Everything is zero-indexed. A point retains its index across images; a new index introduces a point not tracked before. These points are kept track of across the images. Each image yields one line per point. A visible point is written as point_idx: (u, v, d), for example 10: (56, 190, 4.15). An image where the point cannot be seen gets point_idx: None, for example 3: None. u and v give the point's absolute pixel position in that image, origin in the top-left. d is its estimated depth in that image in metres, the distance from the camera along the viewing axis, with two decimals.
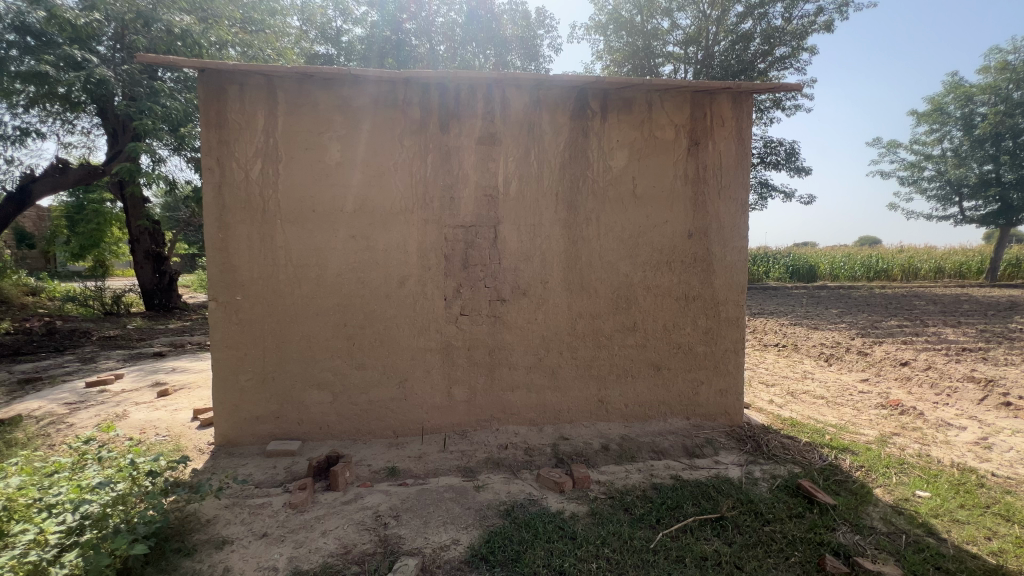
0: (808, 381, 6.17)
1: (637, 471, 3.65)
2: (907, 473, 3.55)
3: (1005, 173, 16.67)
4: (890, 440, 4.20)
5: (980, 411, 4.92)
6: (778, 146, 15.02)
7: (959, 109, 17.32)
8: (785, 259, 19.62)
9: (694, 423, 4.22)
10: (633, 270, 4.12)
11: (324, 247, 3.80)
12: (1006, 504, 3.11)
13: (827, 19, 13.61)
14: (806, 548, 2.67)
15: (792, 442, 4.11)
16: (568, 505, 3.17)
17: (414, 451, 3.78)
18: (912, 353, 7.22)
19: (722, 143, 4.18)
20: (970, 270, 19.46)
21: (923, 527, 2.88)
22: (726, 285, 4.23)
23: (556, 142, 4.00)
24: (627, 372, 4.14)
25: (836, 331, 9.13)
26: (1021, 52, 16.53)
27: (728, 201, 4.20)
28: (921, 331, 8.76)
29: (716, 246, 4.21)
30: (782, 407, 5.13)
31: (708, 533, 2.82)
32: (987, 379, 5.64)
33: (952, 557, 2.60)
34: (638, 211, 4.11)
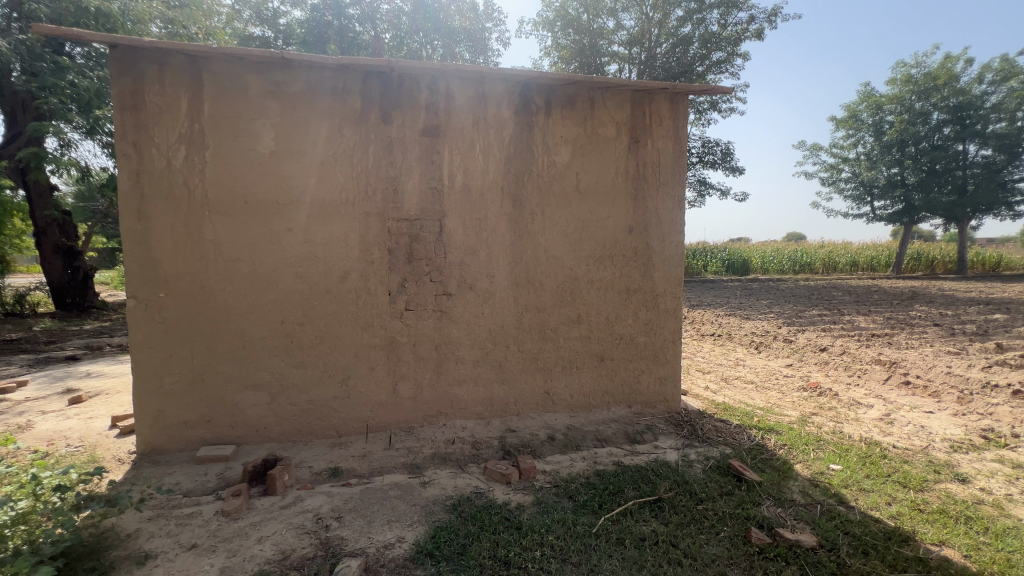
0: (739, 367, 6.61)
1: (581, 460, 3.76)
2: (823, 448, 3.90)
3: (909, 176, 18.41)
4: (809, 420, 4.58)
5: (885, 390, 5.47)
6: (715, 147, 15.86)
7: (871, 116, 19.04)
8: (722, 253, 20.78)
9: (635, 410, 4.39)
10: (577, 263, 4.21)
11: (258, 240, 3.60)
12: (904, 472, 3.48)
13: (758, 27, 14.46)
14: (733, 523, 2.85)
15: (724, 425, 4.38)
16: (514, 496, 3.22)
17: (358, 450, 3.70)
18: (830, 339, 7.88)
19: (660, 141, 4.34)
20: (879, 264, 21.47)
21: (835, 497, 3.17)
22: (664, 277, 4.42)
23: (501, 136, 4.00)
24: (572, 364, 4.24)
25: (766, 320, 9.81)
26: (922, 67, 18.44)
27: (665, 198, 4.38)
28: (838, 320, 9.57)
29: (655, 241, 4.38)
30: (716, 392, 5.46)
31: (646, 515, 2.95)
32: (891, 362, 6.28)
33: (859, 522, 2.87)
34: (581, 206, 4.20)
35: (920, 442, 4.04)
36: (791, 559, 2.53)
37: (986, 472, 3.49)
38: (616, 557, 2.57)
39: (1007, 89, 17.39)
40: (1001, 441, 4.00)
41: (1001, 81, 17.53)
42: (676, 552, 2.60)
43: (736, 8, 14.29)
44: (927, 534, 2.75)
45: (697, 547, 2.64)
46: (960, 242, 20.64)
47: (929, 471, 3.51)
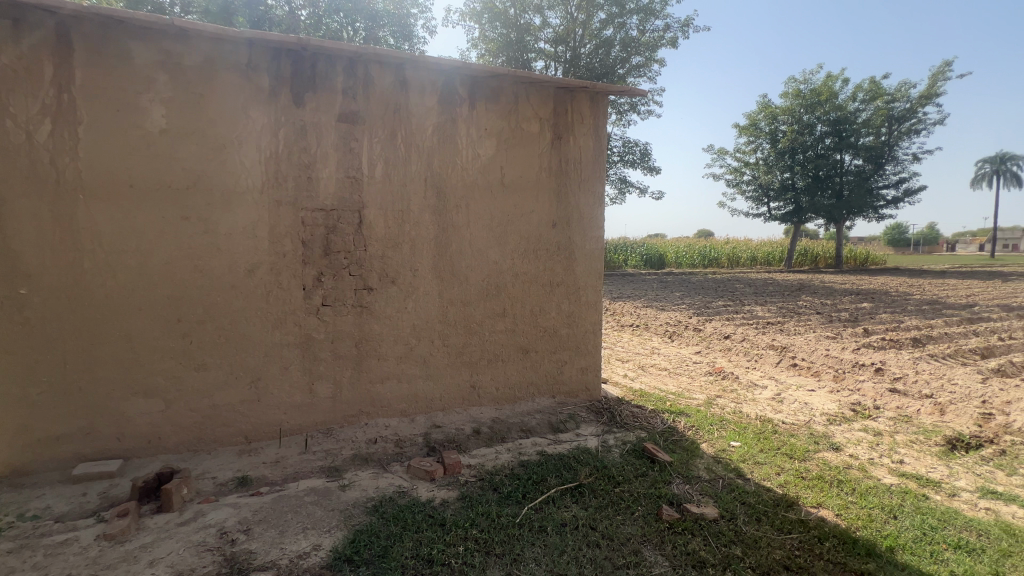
0: (655, 355, 7.06)
1: (506, 452, 3.81)
2: (725, 427, 4.27)
3: (798, 180, 20.61)
4: (714, 402, 5.00)
5: (777, 372, 6.11)
6: (634, 146, 16.70)
7: (768, 125, 21.07)
8: (640, 248, 22.00)
9: (559, 400, 4.53)
10: (501, 257, 4.22)
11: (147, 230, 3.21)
12: (790, 444, 3.91)
13: (672, 36, 15.37)
14: (647, 503, 3.03)
15: (640, 411, 4.64)
16: (439, 492, 3.18)
17: (270, 457, 3.46)
18: (732, 327, 8.65)
19: (582, 138, 4.47)
20: (774, 259, 23.98)
21: (735, 471, 3.49)
22: (586, 271, 4.57)
23: (423, 126, 3.89)
24: (497, 357, 4.26)
25: (678, 311, 10.55)
26: (809, 83, 20.69)
27: (587, 194, 4.53)
28: (740, 309, 10.51)
29: (577, 235, 4.51)
30: (633, 379, 5.79)
31: (567, 501, 3.05)
32: (782, 346, 7.02)
33: (754, 492, 3.18)
34: (506, 200, 4.21)
35: (803, 417, 4.55)
36: (697, 531, 2.74)
37: (854, 441, 4.02)
38: (538, 544, 2.62)
39: (875, 108, 20.02)
40: (866, 413, 4.62)
41: (870, 100, 20.15)
42: (594, 534, 2.71)
43: (653, 15, 15.06)
44: (808, 498, 3.10)
45: (614, 527, 2.78)
46: (838, 240, 23.54)
47: (810, 442, 3.97)
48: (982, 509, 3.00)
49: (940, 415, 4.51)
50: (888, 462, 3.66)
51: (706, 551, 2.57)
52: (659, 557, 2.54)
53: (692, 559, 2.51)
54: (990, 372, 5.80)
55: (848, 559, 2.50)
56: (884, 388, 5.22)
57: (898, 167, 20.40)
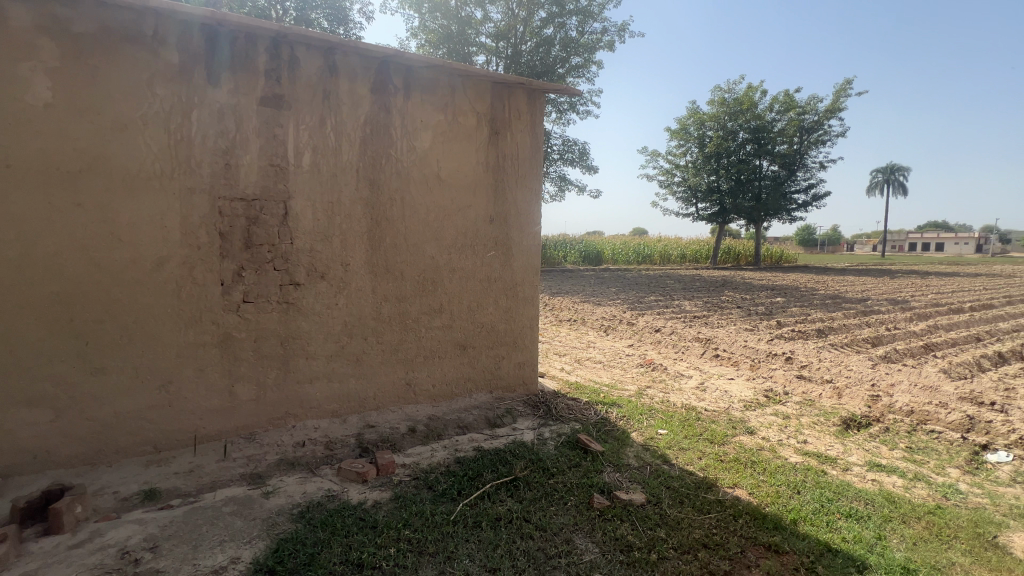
0: (591, 349, 7.28)
1: (441, 449, 3.78)
2: (654, 416, 4.49)
3: (723, 183, 22.06)
4: (644, 392, 5.24)
5: (702, 362, 6.52)
6: (573, 146, 17.08)
7: (696, 130, 22.41)
8: (579, 244, 22.56)
9: (496, 395, 4.55)
10: (438, 252, 4.16)
11: (29, 217, 2.83)
12: (711, 430, 4.18)
13: (610, 39, 15.85)
14: (579, 492, 3.12)
15: (575, 403, 4.77)
16: (371, 494, 3.09)
17: (183, 466, 3.19)
18: (662, 321, 9.11)
19: (519, 135, 4.49)
20: (701, 257, 25.81)
21: (661, 457, 3.68)
22: (523, 267, 4.61)
23: (355, 115, 3.73)
24: (434, 353, 4.20)
25: (613, 305, 10.96)
26: (733, 92, 22.22)
27: (524, 190, 4.56)
28: (670, 304, 11.09)
29: (514, 231, 4.54)
30: (570, 373, 5.94)
31: (502, 495, 3.08)
32: (706, 338, 7.49)
33: (677, 476, 3.37)
34: (442, 194, 4.14)
35: (723, 404, 4.88)
36: (625, 517, 2.86)
37: (766, 424, 4.37)
38: (473, 540, 2.62)
39: (788, 118, 21.84)
40: (776, 398, 5.05)
41: (784, 111, 21.95)
42: (528, 526, 2.75)
43: (592, 18, 15.42)
44: (725, 479, 3.33)
45: (547, 518, 2.83)
46: (756, 240, 25.48)
47: (728, 427, 4.26)
48: (870, 480, 3.37)
49: (838, 398, 5.01)
50: (794, 442, 4.01)
51: (633, 535, 2.68)
52: (590, 544, 2.63)
53: (621, 544, 2.61)
54: (879, 358, 6.53)
55: (758, 533, 2.71)
56: (792, 375, 5.72)
57: (807, 174, 22.39)
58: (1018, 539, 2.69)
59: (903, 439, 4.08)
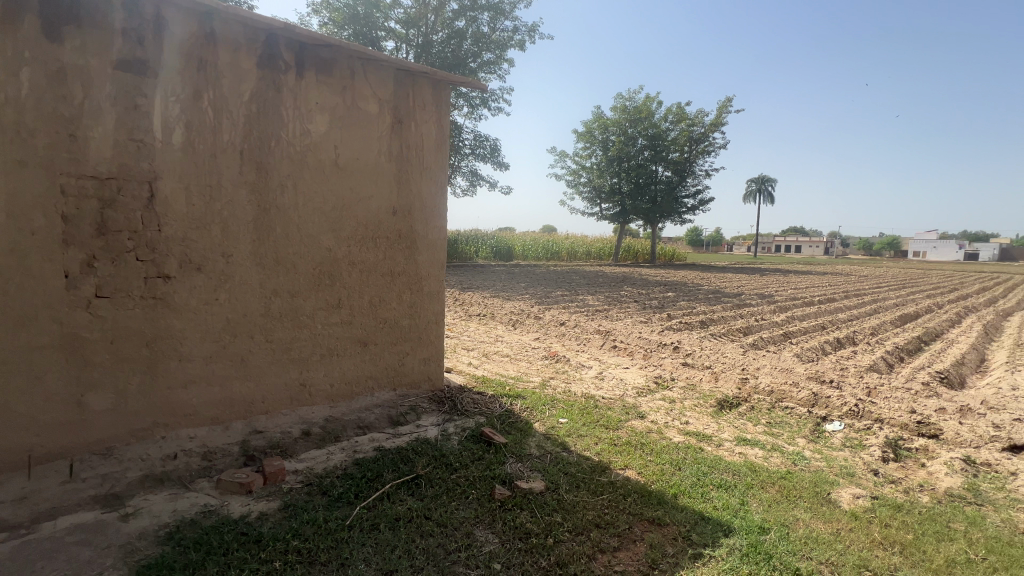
0: (498, 342, 7.38)
1: (339, 452, 3.59)
2: (556, 406, 4.67)
3: (624, 185, 23.57)
4: (548, 383, 5.44)
5: (601, 353, 6.92)
6: (484, 141, 17.10)
7: (601, 134, 23.72)
8: (490, 239, 22.64)
9: (400, 392, 4.43)
10: (336, 244, 3.92)
11: None
12: (607, 416, 4.45)
13: (520, 39, 16.09)
14: (481, 485, 3.14)
15: (480, 397, 4.80)
16: (256, 505, 2.84)
17: (12, 494, 2.66)
18: (567, 315, 9.51)
19: (424, 126, 4.39)
20: (604, 254, 27.38)
21: (561, 445, 3.84)
22: (428, 261, 4.52)
23: (238, 91, 3.38)
24: (332, 351, 3.97)
25: (522, 300, 11.22)
26: (633, 101, 23.89)
27: (429, 183, 4.47)
28: (574, 298, 11.61)
29: (419, 224, 4.43)
30: (477, 366, 5.98)
31: (402, 494, 3.00)
32: (606, 331, 7.96)
33: (575, 462, 3.54)
34: (341, 183, 3.91)
35: (619, 391, 5.23)
36: (524, 505, 2.93)
37: (655, 408, 4.76)
38: (369, 543, 2.52)
39: (680, 129, 23.92)
40: (664, 384, 5.52)
41: (677, 122, 23.99)
42: (428, 523, 2.71)
43: (503, 15, 15.52)
44: (618, 462, 3.56)
45: (449, 513, 2.82)
46: (652, 240, 27.60)
47: (623, 413, 4.57)
48: (737, 453, 3.82)
49: (715, 382, 5.61)
50: (677, 424, 4.41)
51: (532, 522, 2.76)
52: (489, 536, 2.66)
53: (520, 532, 2.68)
54: (748, 346, 7.43)
55: (644, 508, 2.94)
56: (678, 363, 6.28)
57: (695, 180, 24.71)
58: (845, 494, 3.21)
59: (764, 415, 4.68)
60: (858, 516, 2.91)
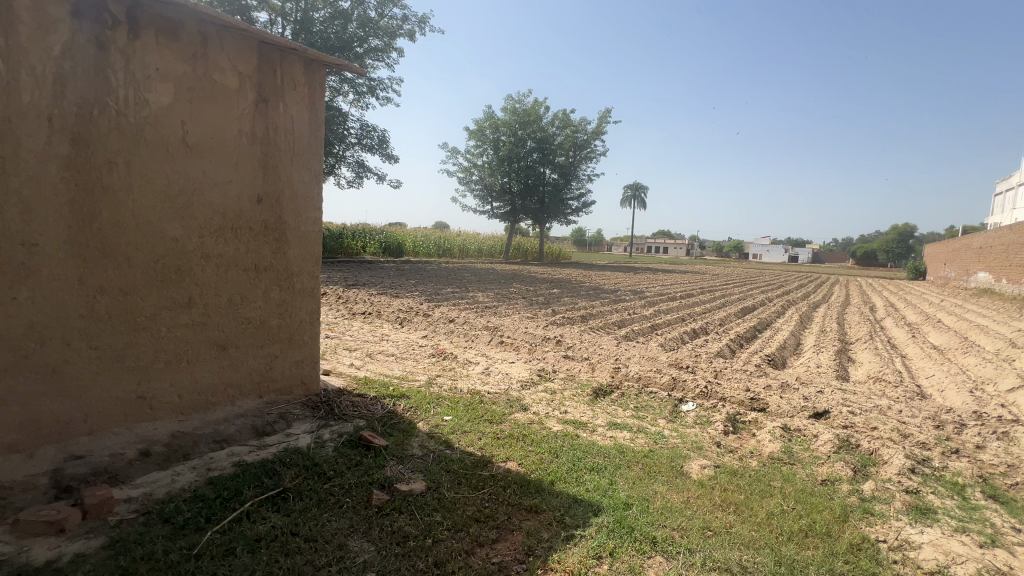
0: (384, 341, 7.09)
1: (188, 471, 3.14)
2: (440, 404, 4.62)
3: (514, 185, 24.22)
4: (434, 381, 5.36)
5: (489, 349, 7.03)
6: (372, 131, 16.31)
7: (492, 133, 24.09)
8: (378, 234, 21.40)
9: (267, 399, 4.02)
10: (184, 235, 3.41)
11: None
12: (492, 411, 4.52)
13: (411, 29, 15.64)
14: (357, 492, 2.98)
15: (360, 399, 4.55)
16: (71, 545, 2.36)
17: None
18: (456, 312, 9.49)
19: (293, 108, 4.02)
20: (495, 252, 27.87)
21: (444, 442, 3.80)
22: (301, 255, 4.16)
23: (44, 43, 2.76)
24: (180, 358, 3.45)
25: (411, 298, 10.92)
26: (523, 104, 24.69)
27: (300, 170, 4.11)
28: (465, 296, 11.63)
29: (289, 215, 4.05)
30: (359, 367, 5.67)
31: (265, 511, 2.72)
32: (495, 327, 8.08)
33: (457, 459, 3.53)
34: (190, 164, 3.41)
35: (504, 386, 5.35)
36: (404, 508, 2.84)
37: (538, 400, 4.95)
38: (222, 572, 2.24)
39: (566, 134, 25.30)
40: (547, 377, 5.78)
41: (563, 127, 25.32)
42: (295, 540, 2.49)
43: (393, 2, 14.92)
44: (500, 455, 3.63)
45: (319, 526, 2.62)
46: (540, 240, 28.80)
47: (507, 406, 4.68)
48: (608, 437, 4.13)
49: (592, 372, 6.01)
50: (557, 414, 4.64)
51: (410, 525, 2.69)
52: (364, 544, 2.53)
53: (397, 536, 2.59)
54: (622, 338, 8.10)
55: (522, 498, 3.03)
56: (560, 356, 6.62)
57: (579, 184, 26.33)
58: (695, 465, 3.66)
59: (633, 401, 5.14)
60: (704, 484, 3.33)
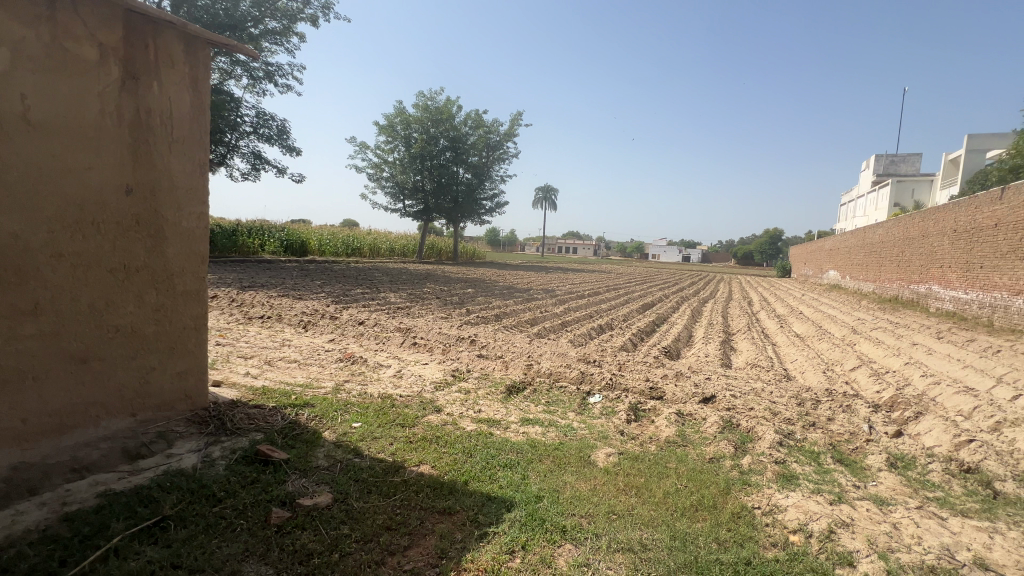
0: (285, 347, 6.58)
1: (35, 509, 2.66)
2: (349, 411, 4.40)
3: (427, 183, 23.77)
4: (341, 387, 5.07)
5: (402, 351, 6.83)
6: (270, 121, 15.08)
7: (403, 129, 23.50)
8: (279, 233, 19.74)
9: (142, 418, 3.53)
10: (28, 229, 2.87)
11: None
12: (404, 415, 4.40)
13: (313, 14, 14.69)
14: (253, 512, 2.74)
15: (257, 411, 4.18)
16: None
17: None
18: (367, 314, 9.10)
19: (170, 88, 3.59)
20: (408, 251, 27.20)
21: (353, 451, 3.62)
22: (182, 254, 3.72)
23: None
24: (25, 375, 2.89)
25: (316, 300, 10.26)
26: (435, 102, 24.39)
27: (180, 158, 3.67)
28: (375, 297, 11.19)
29: (167, 208, 3.60)
30: (256, 376, 5.20)
31: (139, 545, 2.39)
32: (408, 328, 7.88)
33: (367, 467, 3.38)
34: (35, 146, 2.88)
35: (416, 388, 5.23)
36: (307, 524, 2.66)
37: (452, 401, 4.91)
38: None
39: (478, 134, 25.45)
40: (461, 377, 5.76)
41: (475, 127, 25.44)
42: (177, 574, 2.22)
43: None
44: (413, 459, 3.54)
45: (207, 555, 2.37)
46: (455, 240, 28.64)
47: (420, 409, 4.59)
48: (521, 432, 4.22)
49: (506, 370, 6.10)
50: (471, 413, 4.64)
51: (314, 541, 2.52)
52: (261, 568, 2.33)
53: (299, 555, 2.41)
54: (534, 336, 8.32)
55: (436, 501, 2.99)
56: (474, 355, 6.63)
57: (493, 184, 26.59)
58: (602, 454, 3.86)
59: (545, 396, 5.30)
60: (610, 471, 3.53)
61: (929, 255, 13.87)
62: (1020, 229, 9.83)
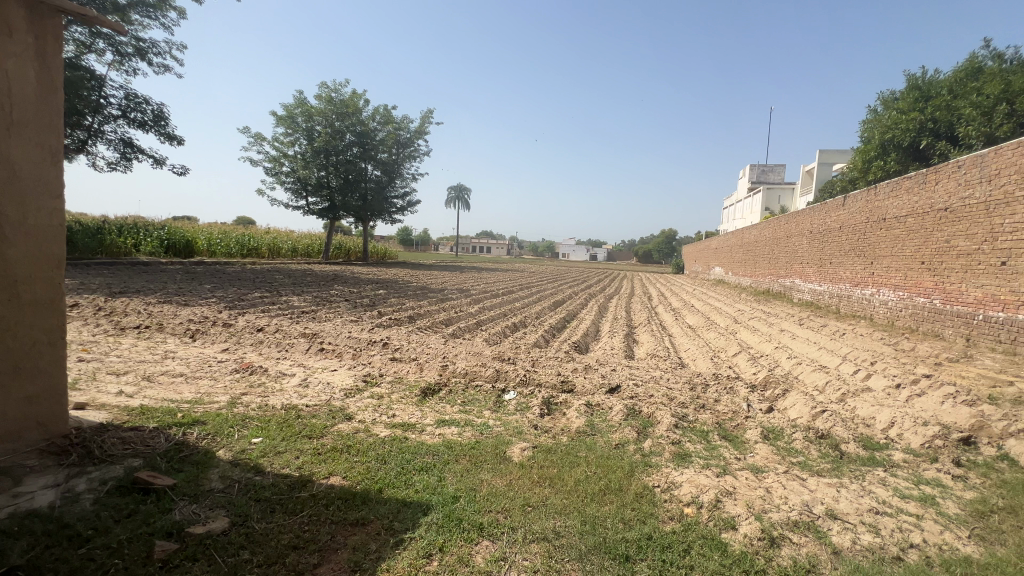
0: (168, 360, 5.86)
1: None
2: (247, 426, 4.04)
3: (332, 179, 22.48)
4: (238, 401, 4.64)
5: (307, 358, 6.42)
6: (144, 104, 13.33)
7: (304, 121, 22.02)
8: (158, 231, 17.48)
9: None
10: None
11: None
12: (310, 425, 4.14)
13: None
14: (132, 548, 2.42)
15: (134, 433, 3.68)
16: None
17: None
18: (266, 319, 8.41)
19: (7, 60, 3.03)
20: (313, 251, 25.57)
21: (253, 469, 3.35)
22: (28, 256, 3.16)
23: None
24: None
25: (205, 306, 9.26)
26: (339, 94, 23.20)
27: (23, 144, 3.12)
28: (276, 301, 10.38)
29: (6, 202, 3.04)
30: (133, 395, 4.56)
31: None
32: (314, 334, 7.42)
33: (269, 485, 3.14)
34: None
35: (325, 396, 4.95)
36: (199, 555, 2.41)
37: (364, 407, 4.72)
38: None
39: (387, 131, 24.66)
40: (373, 382, 5.55)
41: (384, 123, 24.63)
42: None
43: None
44: (321, 471, 3.36)
45: None
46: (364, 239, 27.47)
47: (328, 418, 4.35)
48: (437, 434, 4.19)
49: (421, 372, 6.01)
50: (385, 419, 4.50)
51: (209, 572, 2.30)
52: None
53: None
54: (449, 336, 8.28)
55: (347, 512, 2.87)
56: (387, 359, 6.44)
57: (404, 183, 25.90)
58: (517, 449, 3.96)
59: (461, 397, 5.29)
60: (524, 465, 3.64)
61: (792, 253, 16.05)
62: (856, 231, 11.76)
